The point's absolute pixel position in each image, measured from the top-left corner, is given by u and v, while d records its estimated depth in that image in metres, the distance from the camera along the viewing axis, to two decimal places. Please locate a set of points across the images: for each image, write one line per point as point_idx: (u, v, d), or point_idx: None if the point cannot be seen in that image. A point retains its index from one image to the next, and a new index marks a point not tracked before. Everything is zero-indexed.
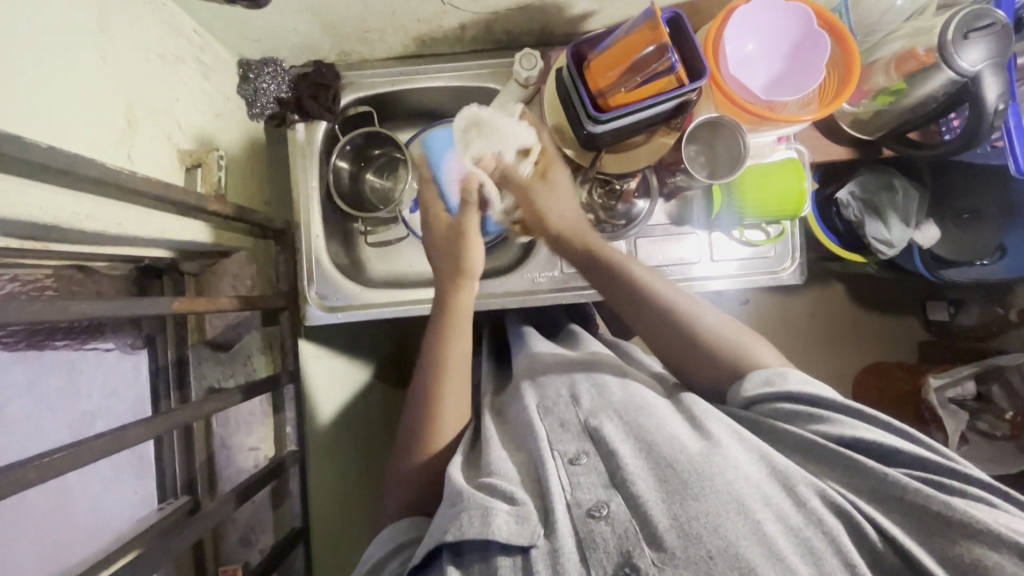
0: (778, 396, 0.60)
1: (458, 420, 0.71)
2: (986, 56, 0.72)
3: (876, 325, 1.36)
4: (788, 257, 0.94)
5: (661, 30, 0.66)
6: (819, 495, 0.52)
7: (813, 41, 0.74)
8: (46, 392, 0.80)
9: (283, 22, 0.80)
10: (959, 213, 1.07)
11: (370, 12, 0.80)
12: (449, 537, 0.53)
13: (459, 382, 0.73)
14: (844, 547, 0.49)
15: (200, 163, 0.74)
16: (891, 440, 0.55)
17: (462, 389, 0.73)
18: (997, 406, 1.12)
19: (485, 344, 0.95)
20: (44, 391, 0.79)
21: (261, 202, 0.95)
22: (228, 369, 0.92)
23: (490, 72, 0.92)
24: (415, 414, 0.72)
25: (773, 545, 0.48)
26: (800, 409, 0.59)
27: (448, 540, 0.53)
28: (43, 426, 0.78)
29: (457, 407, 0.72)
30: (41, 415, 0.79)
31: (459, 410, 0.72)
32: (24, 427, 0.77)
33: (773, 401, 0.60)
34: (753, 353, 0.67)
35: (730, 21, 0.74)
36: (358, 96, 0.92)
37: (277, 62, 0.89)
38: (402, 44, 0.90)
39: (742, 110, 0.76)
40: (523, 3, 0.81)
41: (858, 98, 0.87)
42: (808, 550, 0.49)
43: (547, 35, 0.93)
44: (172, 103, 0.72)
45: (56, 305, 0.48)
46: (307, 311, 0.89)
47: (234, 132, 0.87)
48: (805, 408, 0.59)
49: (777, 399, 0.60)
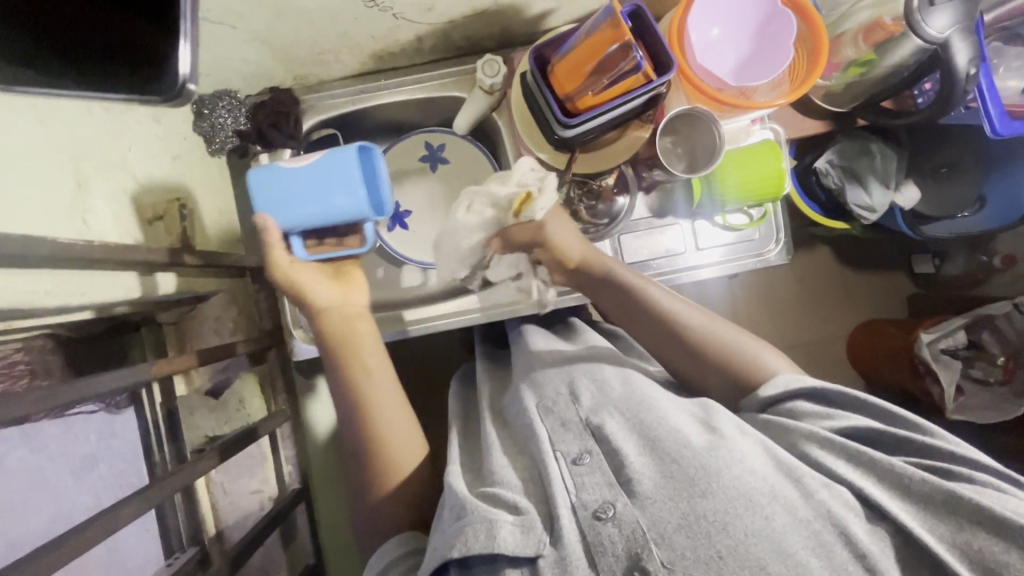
0: (802, 394, 0.62)
1: (412, 450, 0.70)
2: (954, 21, 0.69)
3: (865, 285, 1.38)
4: (772, 239, 0.94)
5: (624, 28, 0.63)
6: (828, 489, 0.52)
7: (779, 21, 0.74)
8: (44, 441, 0.68)
9: (232, 53, 0.76)
10: (938, 166, 1.10)
11: (322, 36, 0.77)
12: (457, 553, 0.53)
13: (394, 403, 0.72)
14: (855, 539, 0.49)
15: (162, 215, 0.72)
16: (899, 432, 0.56)
17: (406, 412, 0.73)
18: (989, 352, 1.15)
19: (476, 337, 0.96)
20: (42, 439, 0.68)
21: (233, 240, 0.92)
22: (222, 416, 0.90)
23: (454, 80, 0.90)
24: (356, 450, 0.70)
25: (781, 544, 0.48)
26: (817, 409, 0.60)
27: (455, 556, 0.53)
28: (46, 476, 0.67)
29: (404, 425, 0.71)
30: (42, 465, 0.67)
31: (407, 443, 0.71)
32: (26, 480, 0.65)
33: (796, 401, 0.62)
34: (757, 360, 0.68)
35: (692, 9, 0.73)
36: (321, 118, 0.90)
37: (231, 94, 0.85)
38: (359, 62, 0.87)
39: (713, 99, 0.75)
40: (479, 10, 0.78)
41: (830, 72, 0.85)
42: (820, 544, 0.49)
43: (508, 38, 0.89)
44: (125, 154, 0.68)
45: (32, 398, 0.47)
46: (294, 346, 0.88)
47: (194, 174, 0.83)
48: (819, 407, 0.60)
49: (799, 397, 0.62)
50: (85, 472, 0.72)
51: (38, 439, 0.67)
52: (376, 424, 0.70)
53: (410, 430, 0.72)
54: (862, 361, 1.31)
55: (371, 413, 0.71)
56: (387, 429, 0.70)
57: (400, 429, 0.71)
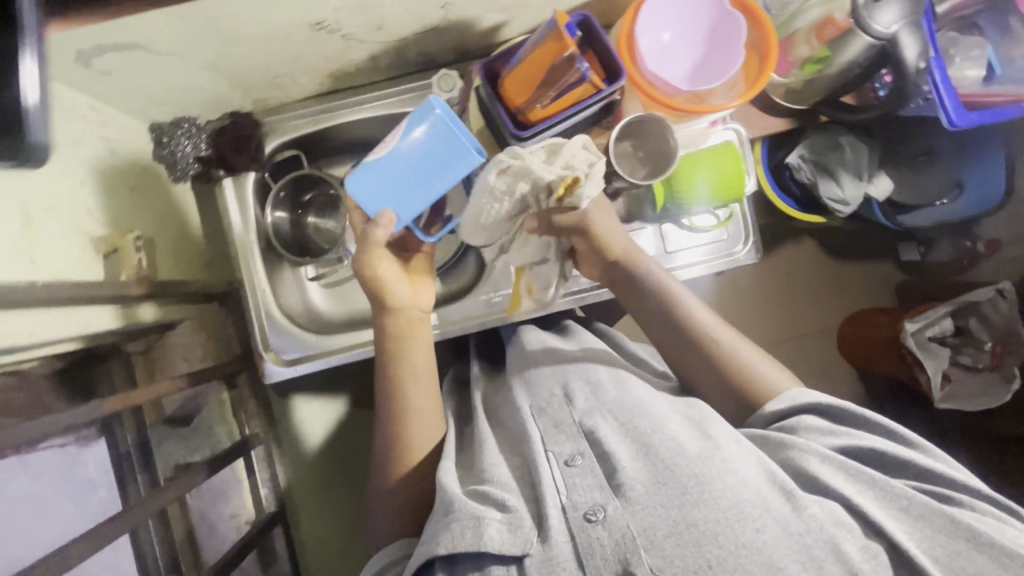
0: (811, 409, 0.62)
1: (430, 440, 0.71)
2: (899, 16, 0.69)
3: (850, 275, 1.37)
4: (739, 241, 0.94)
5: (567, 39, 0.64)
6: (821, 505, 0.52)
7: (727, 23, 0.74)
8: (42, 466, 0.71)
9: (185, 82, 0.76)
10: (915, 155, 1.08)
11: (273, 61, 0.77)
12: (442, 549, 0.53)
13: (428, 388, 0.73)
14: (846, 554, 0.49)
15: (116, 248, 0.71)
16: (902, 453, 0.56)
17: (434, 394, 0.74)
18: (976, 338, 1.15)
19: (471, 345, 0.94)
20: (38, 465, 0.70)
21: (201, 264, 0.92)
22: (190, 444, 0.91)
23: (413, 95, 0.90)
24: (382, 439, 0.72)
25: (771, 557, 0.49)
26: (823, 425, 0.60)
27: (440, 552, 0.53)
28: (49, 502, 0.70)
29: (432, 408, 0.73)
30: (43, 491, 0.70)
31: (430, 431, 0.72)
32: (27, 510, 0.68)
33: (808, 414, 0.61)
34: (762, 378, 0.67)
35: (640, 15, 0.73)
36: (283, 141, 0.91)
37: (189, 121, 0.85)
38: (317, 82, 0.87)
39: (667, 104, 0.74)
40: (429, 27, 0.78)
41: (787, 69, 0.85)
42: (811, 559, 0.49)
43: (465, 51, 0.89)
44: (77, 190, 0.69)
45: None
46: (265, 369, 0.88)
47: (154, 203, 0.83)
48: (828, 423, 0.60)
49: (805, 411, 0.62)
50: (85, 496, 0.75)
51: (36, 465, 0.70)
52: (405, 405, 0.71)
53: (435, 417, 0.73)
54: (857, 354, 1.28)
55: (402, 395, 0.72)
56: (413, 419, 0.71)
57: (427, 417, 0.72)
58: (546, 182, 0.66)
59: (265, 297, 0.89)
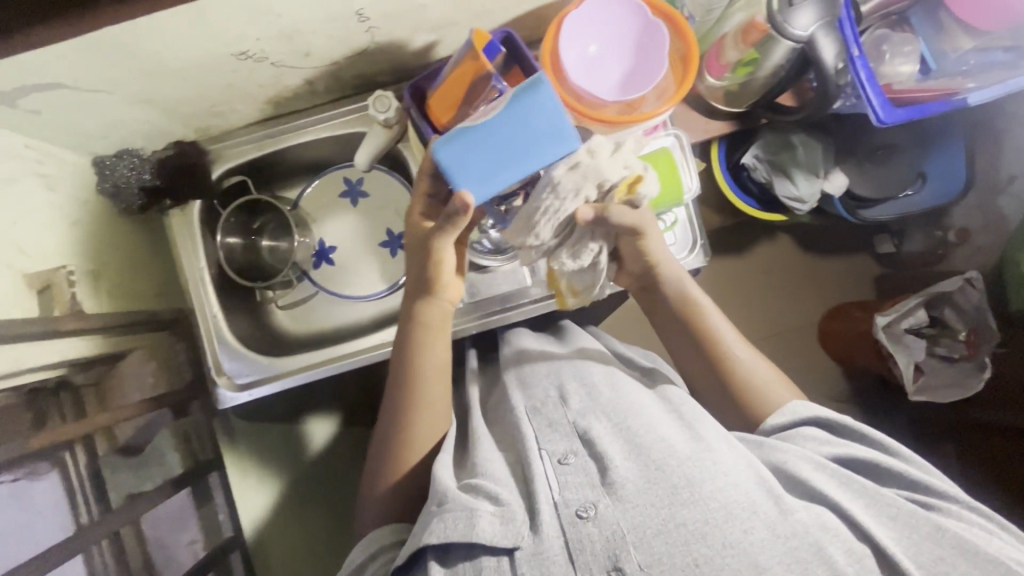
0: (816, 420, 0.63)
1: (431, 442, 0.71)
2: (816, 18, 0.69)
3: (822, 271, 1.37)
4: (686, 248, 0.94)
5: (483, 58, 0.65)
6: (808, 509, 0.52)
7: (651, 35, 0.75)
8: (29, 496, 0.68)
9: (121, 116, 0.77)
10: (874, 148, 1.08)
11: (205, 91, 0.78)
12: (434, 539, 0.54)
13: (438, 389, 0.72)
14: (830, 559, 0.48)
15: (48, 284, 0.74)
16: (894, 465, 0.57)
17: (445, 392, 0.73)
18: (952, 328, 1.13)
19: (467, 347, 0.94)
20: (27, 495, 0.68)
21: (153, 293, 0.94)
22: (142, 473, 0.85)
23: (355, 117, 0.92)
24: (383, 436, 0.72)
25: (755, 558, 0.48)
26: (818, 436, 0.61)
27: (433, 542, 0.53)
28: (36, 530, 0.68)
29: (441, 407, 0.72)
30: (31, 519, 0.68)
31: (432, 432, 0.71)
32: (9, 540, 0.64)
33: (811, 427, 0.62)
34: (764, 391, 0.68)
35: (562, 31, 0.74)
36: (229, 168, 0.92)
37: (132, 152, 0.86)
38: (257, 109, 0.88)
39: (597, 116, 0.74)
40: (359, 50, 0.79)
41: (721, 73, 0.86)
42: (797, 563, 0.48)
43: (404, 71, 0.90)
44: (9, 228, 0.70)
45: None
46: (218, 394, 0.89)
47: (99, 236, 0.85)
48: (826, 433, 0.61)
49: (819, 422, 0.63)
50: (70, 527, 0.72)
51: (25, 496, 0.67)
52: (417, 398, 0.71)
53: (444, 414, 0.72)
54: (839, 348, 1.27)
55: (415, 389, 0.71)
56: (414, 425, 0.70)
57: (436, 413, 0.71)
58: (609, 183, 0.63)
59: (215, 324, 0.89)
